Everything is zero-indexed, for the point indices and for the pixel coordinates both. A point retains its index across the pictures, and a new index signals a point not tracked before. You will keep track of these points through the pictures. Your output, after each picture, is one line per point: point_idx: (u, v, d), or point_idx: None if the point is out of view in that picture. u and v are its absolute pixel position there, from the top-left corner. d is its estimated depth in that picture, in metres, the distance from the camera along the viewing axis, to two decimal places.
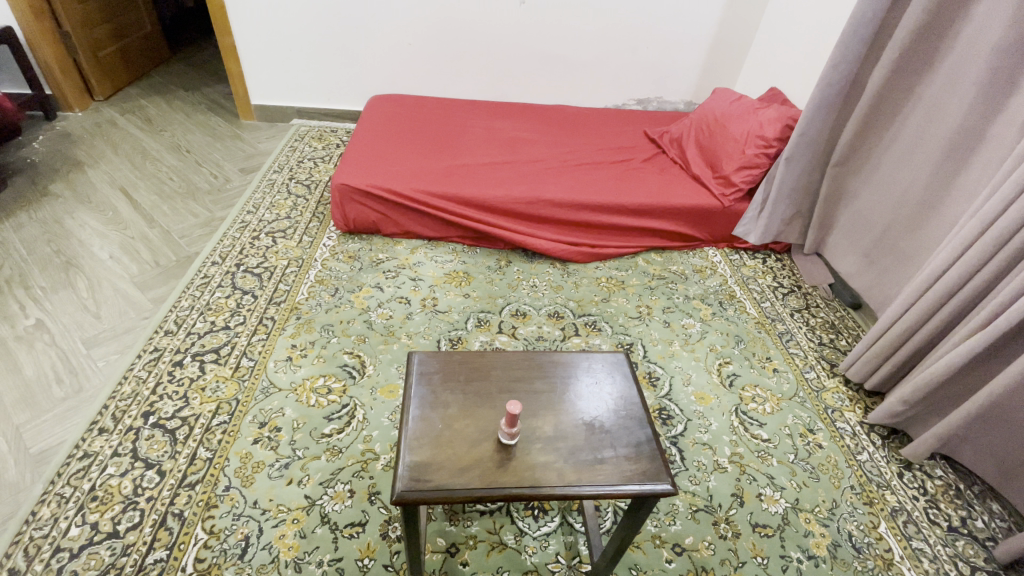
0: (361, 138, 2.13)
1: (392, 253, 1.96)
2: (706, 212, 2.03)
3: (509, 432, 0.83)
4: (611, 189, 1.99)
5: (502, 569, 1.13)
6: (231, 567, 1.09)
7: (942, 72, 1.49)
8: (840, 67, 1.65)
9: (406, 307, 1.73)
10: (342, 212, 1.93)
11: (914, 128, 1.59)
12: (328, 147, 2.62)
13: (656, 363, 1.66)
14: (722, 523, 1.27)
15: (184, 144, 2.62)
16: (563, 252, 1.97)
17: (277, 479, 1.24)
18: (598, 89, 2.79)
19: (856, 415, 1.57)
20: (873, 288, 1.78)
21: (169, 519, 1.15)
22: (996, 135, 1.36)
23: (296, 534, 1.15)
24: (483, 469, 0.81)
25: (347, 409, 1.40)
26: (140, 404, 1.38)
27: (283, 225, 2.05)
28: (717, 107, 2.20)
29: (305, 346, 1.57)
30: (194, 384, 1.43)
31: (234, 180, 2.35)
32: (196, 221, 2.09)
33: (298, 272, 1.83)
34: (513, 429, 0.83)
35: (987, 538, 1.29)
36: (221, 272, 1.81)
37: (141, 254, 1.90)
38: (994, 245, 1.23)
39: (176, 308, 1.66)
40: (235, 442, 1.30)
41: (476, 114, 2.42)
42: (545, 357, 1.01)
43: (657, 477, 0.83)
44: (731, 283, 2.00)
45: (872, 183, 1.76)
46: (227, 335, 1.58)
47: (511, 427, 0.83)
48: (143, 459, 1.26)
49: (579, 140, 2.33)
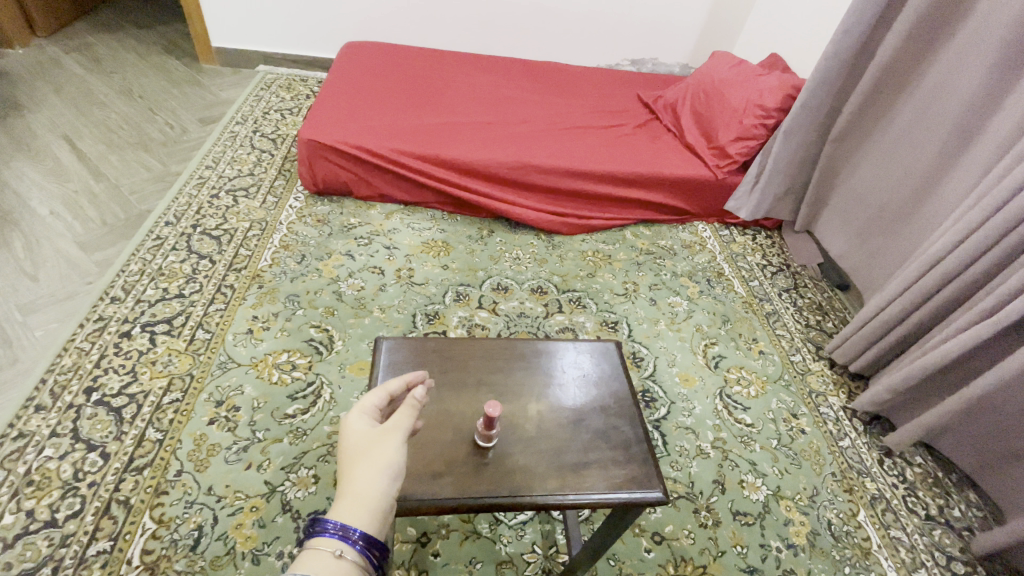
0: (333, 89, 1.94)
1: (365, 217, 1.82)
2: (698, 184, 1.93)
3: (488, 433, 0.75)
4: (600, 157, 1.87)
5: (475, 560, 1.08)
6: (182, 559, 1.01)
7: (954, 42, 1.39)
8: (851, 32, 1.53)
9: (379, 278, 1.62)
10: (311, 170, 1.77)
11: (919, 104, 1.50)
12: (297, 98, 2.42)
13: (641, 344, 1.60)
14: (703, 511, 1.24)
15: (136, 89, 2.37)
16: (547, 223, 1.86)
17: (234, 464, 1.15)
18: (590, 47, 2.62)
19: (839, 400, 1.55)
20: (862, 271, 1.73)
21: (114, 507, 1.06)
22: (1003, 114, 1.28)
23: (254, 523, 1.07)
24: (454, 473, 0.73)
25: (313, 387, 1.31)
26: (82, 379, 1.25)
27: (246, 183, 1.88)
28: (715, 72, 2.07)
29: (267, 317, 1.45)
30: (144, 357, 1.31)
31: (192, 131, 2.15)
32: (149, 176, 1.90)
33: (261, 236, 1.68)
34: (490, 432, 0.74)
35: (963, 527, 1.29)
36: (176, 233, 1.66)
37: (86, 211, 1.72)
38: (997, 235, 1.17)
39: (124, 273, 1.51)
40: (189, 422, 1.20)
41: (460, 69, 2.25)
42: (528, 346, 0.93)
43: (648, 483, 0.77)
44: (719, 260, 1.93)
45: (870, 161, 1.68)
46: (181, 304, 1.45)
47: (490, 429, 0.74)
48: (85, 440, 1.15)
49: (568, 101, 2.18)
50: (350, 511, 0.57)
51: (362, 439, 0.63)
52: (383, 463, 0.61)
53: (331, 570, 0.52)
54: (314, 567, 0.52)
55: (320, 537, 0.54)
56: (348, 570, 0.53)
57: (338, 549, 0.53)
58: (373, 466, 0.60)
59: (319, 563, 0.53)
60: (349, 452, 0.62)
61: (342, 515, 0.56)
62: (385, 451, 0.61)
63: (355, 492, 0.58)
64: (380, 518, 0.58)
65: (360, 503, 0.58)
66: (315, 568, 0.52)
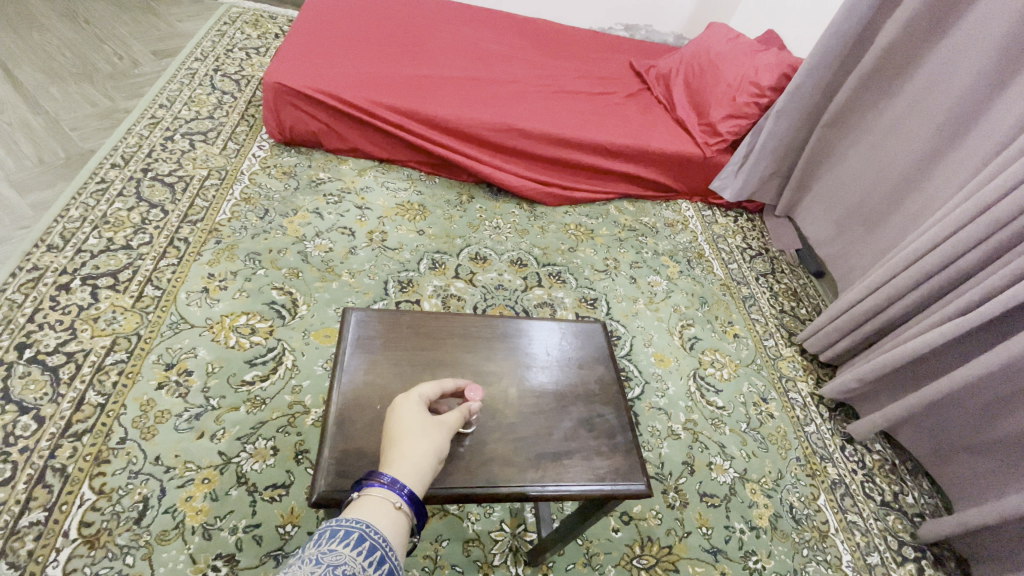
0: (305, 29, 1.78)
1: (336, 173, 1.70)
2: (686, 161, 1.87)
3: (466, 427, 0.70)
4: (588, 126, 1.79)
5: (442, 537, 1.05)
6: (125, 533, 0.93)
7: (958, 29, 1.33)
8: (855, 12, 1.47)
9: (349, 240, 1.52)
10: (277, 117, 1.63)
11: (916, 92, 1.46)
12: (264, 36, 2.21)
13: (619, 322, 1.57)
14: (671, 492, 1.24)
15: (81, 12, 2.12)
16: (530, 191, 1.78)
17: (185, 433, 1.07)
18: (582, 6, 2.50)
19: (807, 386, 1.57)
20: (839, 259, 1.73)
21: (49, 475, 0.96)
22: (999, 110, 1.25)
23: (206, 496, 1.00)
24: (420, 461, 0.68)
25: (273, 353, 1.23)
26: (12, 334, 1.13)
27: (204, 126, 1.72)
28: (711, 44, 1.99)
29: (225, 276, 1.34)
30: (84, 313, 1.20)
31: (144, 64, 1.94)
32: (93, 111, 1.71)
33: (220, 187, 1.55)
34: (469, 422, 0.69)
35: (915, 513, 1.34)
36: (124, 177, 1.51)
37: (21, 146, 1.54)
38: (981, 234, 1.16)
39: (63, 219, 1.36)
40: (135, 386, 1.11)
41: (444, 18, 2.09)
42: (511, 324, 0.88)
43: (630, 474, 0.74)
44: (700, 240, 1.90)
45: (858, 150, 1.66)
46: (128, 257, 1.32)
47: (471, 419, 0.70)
48: (16, 402, 1.04)
49: (558, 63, 2.07)
50: (406, 473, 0.55)
51: (416, 418, 0.62)
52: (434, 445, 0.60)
53: (386, 516, 0.50)
54: (372, 513, 0.49)
55: (380, 488, 0.52)
56: (402, 523, 0.51)
57: (397, 501, 0.51)
58: (427, 444, 0.59)
59: (375, 508, 0.50)
60: (402, 427, 0.61)
61: (400, 473, 0.55)
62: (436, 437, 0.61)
63: (411, 460, 0.57)
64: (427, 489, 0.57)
65: (414, 469, 0.56)
66: (373, 514, 0.49)
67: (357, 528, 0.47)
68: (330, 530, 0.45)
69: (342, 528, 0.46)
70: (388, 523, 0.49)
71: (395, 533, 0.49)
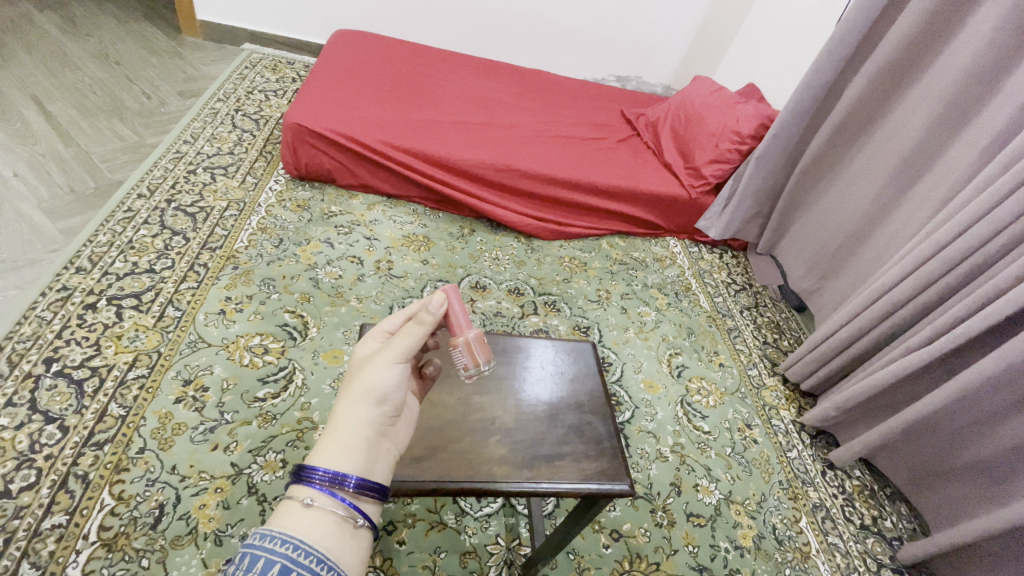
0: (323, 75, 1.94)
1: (346, 206, 1.82)
2: (674, 201, 2.01)
3: (453, 340, 0.67)
4: (582, 167, 1.93)
5: (440, 549, 1.10)
6: (141, 537, 0.99)
7: (914, 88, 1.50)
8: (823, 71, 1.64)
9: (357, 268, 1.62)
10: (294, 155, 1.76)
11: (880, 142, 1.60)
12: (282, 80, 2.38)
13: (610, 349, 1.66)
14: (659, 511, 1.30)
15: (113, 54, 2.29)
16: (527, 226, 1.90)
17: (200, 444, 1.13)
18: (578, 59, 2.71)
19: (790, 413, 1.65)
20: (816, 294, 1.84)
21: (71, 481, 1.02)
22: (952, 160, 1.39)
23: (219, 504, 1.06)
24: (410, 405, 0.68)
25: (285, 371, 1.31)
26: (41, 349, 1.20)
27: (225, 161, 1.85)
28: (696, 96, 2.16)
29: (241, 299, 1.43)
30: (109, 331, 1.28)
31: (171, 104, 2.09)
32: (122, 145, 1.84)
33: (238, 217, 1.66)
34: (458, 338, 0.67)
35: (894, 537, 1.40)
36: (149, 207, 1.61)
37: (54, 176, 1.65)
38: (938, 271, 1.28)
39: (92, 244, 1.45)
40: (154, 400, 1.18)
41: (450, 67, 2.27)
42: (509, 341, 0.98)
43: (617, 476, 0.81)
44: (687, 275, 2.01)
45: (831, 193, 1.79)
46: (151, 279, 1.41)
47: (457, 326, 0.66)
48: (43, 412, 1.11)
49: (554, 109, 2.24)
50: (329, 444, 0.54)
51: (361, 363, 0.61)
52: (369, 388, 0.58)
53: (305, 523, 0.49)
54: (296, 530, 0.48)
55: (296, 487, 0.51)
56: (323, 519, 0.50)
57: (309, 499, 0.50)
58: (356, 391, 0.57)
59: (290, 516, 0.49)
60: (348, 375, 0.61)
61: (326, 462, 0.52)
62: (378, 370, 0.58)
63: (338, 421, 0.56)
64: (367, 459, 0.56)
65: (338, 438, 0.55)
66: (289, 526, 0.48)
67: (280, 552, 0.44)
68: (249, 555, 0.43)
69: (264, 552, 0.43)
70: (310, 530, 0.48)
71: (318, 535, 0.48)
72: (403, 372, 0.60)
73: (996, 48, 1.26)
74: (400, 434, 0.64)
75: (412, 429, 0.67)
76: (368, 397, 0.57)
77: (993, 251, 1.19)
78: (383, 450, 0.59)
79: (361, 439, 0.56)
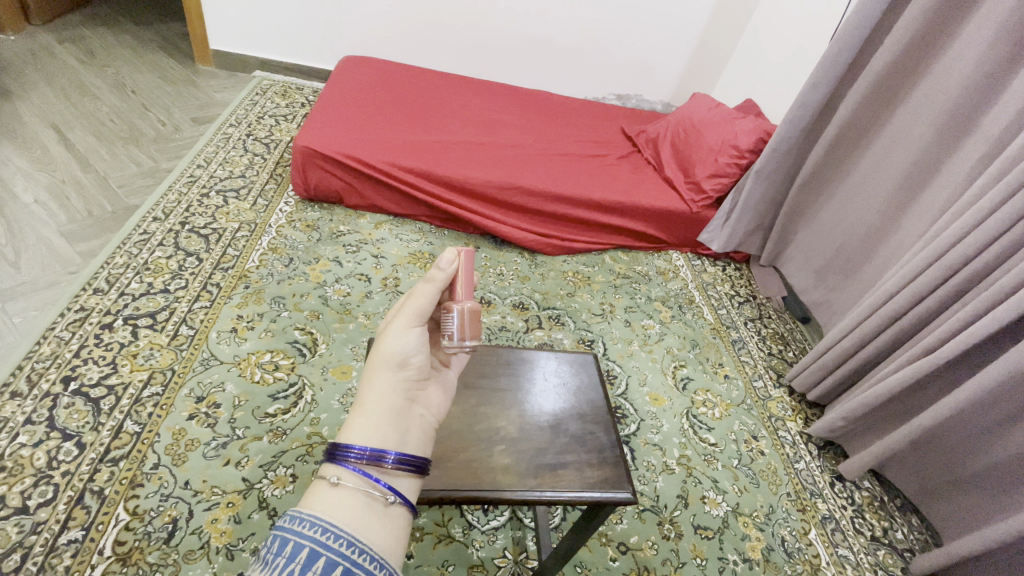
0: (331, 99, 2.01)
1: (354, 226, 1.86)
2: (675, 216, 2.03)
3: (453, 305, 0.69)
4: (585, 183, 1.97)
5: (448, 563, 1.11)
6: (154, 552, 1.01)
7: (910, 100, 1.53)
8: (819, 86, 1.68)
9: (365, 286, 1.66)
10: (304, 177, 1.81)
11: (880, 154, 1.63)
12: (292, 105, 2.46)
13: (614, 362, 1.67)
14: (666, 523, 1.31)
15: (130, 84, 2.37)
16: (531, 242, 1.93)
17: (212, 460, 1.16)
18: (579, 79, 2.78)
19: (796, 425, 1.65)
20: (819, 305, 1.85)
21: (88, 497, 1.05)
22: (951, 170, 1.41)
23: (230, 519, 1.08)
24: (440, 374, 0.70)
25: (294, 388, 1.33)
26: (59, 368, 1.24)
27: (237, 184, 1.91)
28: (695, 112, 2.20)
29: (252, 317, 1.47)
30: (124, 350, 1.31)
31: (185, 129, 2.16)
32: (138, 170, 1.90)
33: (250, 237, 1.71)
34: (457, 294, 0.69)
35: (905, 549, 1.39)
36: (164, 229, 1.66)
37: (72, 201, 1.71)
38: (940, 278, 1.29)
39: (109, 265, 1.50)
40: (168, 417, 1.21)
41: (454, 89, 2.33)
42: (512, 353, 1.01)
43: (620, 485, 0.83)
44: (690, 287, 2.03)
45: (833, 204, 1.81)
46: (165, 299, 1.45)
47: (456, 294, 0.69)
48: (61, 429, 1.14)
49: (556, 128, 2.29)
50: (358, 426, 0.55)
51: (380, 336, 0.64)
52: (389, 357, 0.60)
53: (334, 502, 0.49)
54: (325, 510, 0.48)
55: (326, 466, 0.53)
56: (349, 499, 0.50)
57: (334, 478, 0.51)
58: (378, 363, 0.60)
59: (320, 496, 0.50)
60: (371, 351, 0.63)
61: (359, 442, 0.53)
62: (396, 337, 0.61)
63: (366, 397, 0.58)
64: (400, 428, 0.57)
65: (367, 417, 0.56)
66: (317, 505, 0.49)
67: (310, 536, 0.44)
68: (279, 538, 0.44)
69: (294, 535, 0.44)
70: (337, 510, 0.49)
71: (346, 516, 0.48)
72: (420, 336, 0.63)
73: (990, 60, 1.30)
74: (434, 401, 0.65)
75: (447, 397, 0.68)
76: (391, 362, 0.61)
77: (990, 258, 1.21)
78: (417, 417, 0.61)
79: (389, 408, 0.58)
